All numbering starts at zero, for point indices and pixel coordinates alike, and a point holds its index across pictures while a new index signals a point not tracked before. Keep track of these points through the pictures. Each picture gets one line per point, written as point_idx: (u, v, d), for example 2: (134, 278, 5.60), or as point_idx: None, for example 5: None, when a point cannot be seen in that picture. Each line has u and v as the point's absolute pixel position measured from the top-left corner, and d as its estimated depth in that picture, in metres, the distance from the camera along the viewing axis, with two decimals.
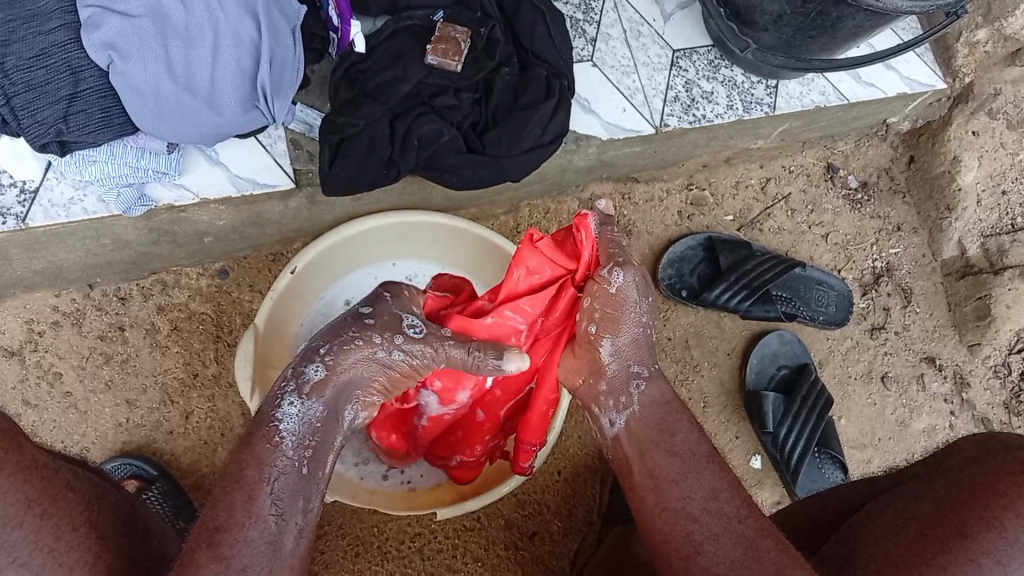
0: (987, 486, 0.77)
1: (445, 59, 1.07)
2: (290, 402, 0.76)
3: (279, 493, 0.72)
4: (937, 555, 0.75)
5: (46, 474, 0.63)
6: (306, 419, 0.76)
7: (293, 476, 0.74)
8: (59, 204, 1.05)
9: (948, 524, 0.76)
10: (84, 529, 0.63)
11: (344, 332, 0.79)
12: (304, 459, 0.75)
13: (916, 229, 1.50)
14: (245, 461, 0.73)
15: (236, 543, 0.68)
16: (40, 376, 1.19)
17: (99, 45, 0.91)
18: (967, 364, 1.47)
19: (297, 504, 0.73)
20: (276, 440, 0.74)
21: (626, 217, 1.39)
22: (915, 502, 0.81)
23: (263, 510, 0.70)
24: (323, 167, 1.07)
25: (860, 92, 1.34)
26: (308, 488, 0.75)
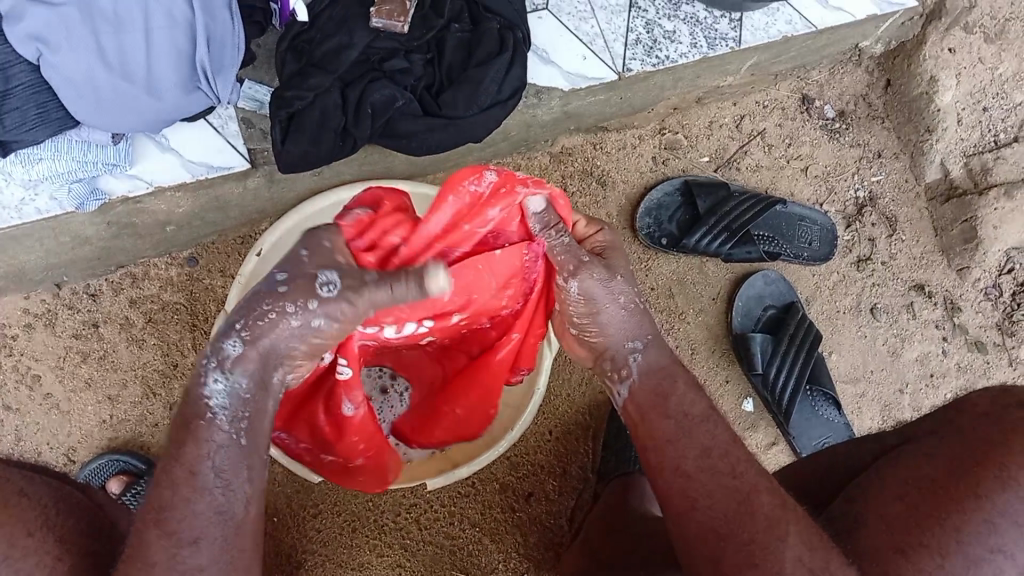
0: (1003, 445, 0.72)
1: (391, 20, 1.03)
2: (215, 379, 0.66)
3: (221, 467, 0.65)
4: (951, 513, 0.70)
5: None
6: (236, 395, 0.66)
7: (232, 449, 0.66)
8: (11, 206, 1.02)
9: (964, 483, 0.71)
10: (39, 534, 0.64)
11: (256, 304, 0.65)
12: (242, 431, 0.67)
13: (897, 154, 1.46)
14: (178, 434, 0.66)
15: (187, 519, 0.63)
16: (19, 380, 1.18)
17: (26, 38, 0.88)
18: (957, 289, 1.45)
19: (245, 474, 0.66)
20: (209, 419, 0.65)
21: (599, 167, 1.36)
22: (926, 459, 0.75)
23: (209, 484, 0.65)
24: (277, 144, 1.05)
25: (828, 18, 1.30)
26: (251, 458, 0.68)
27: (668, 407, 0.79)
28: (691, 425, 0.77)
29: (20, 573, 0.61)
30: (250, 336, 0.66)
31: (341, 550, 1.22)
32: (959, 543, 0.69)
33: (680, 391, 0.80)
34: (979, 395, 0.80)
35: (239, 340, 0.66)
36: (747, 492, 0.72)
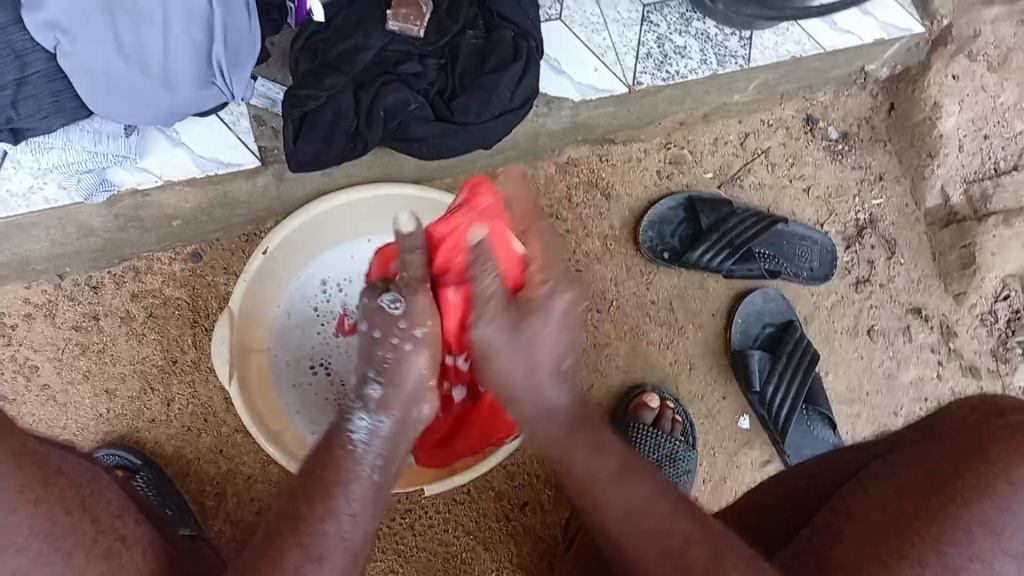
0: (978, 452, 0.73)
1: (407, 24, 1.04)
2: (360, 418, 0.81)
3: (354, 500, 0.74)
4: (930, 524, 0.70)
5: (34, 460, 0.66)
6: (376, 432, 0.81)
7: (369, 486, 0.77)
8: (19, 195, 1.03)
9: (943, 492, 0.72)
10: (78, 513, 0.66)
11: (376, 352, 0.84)
12: (376, 469, 0.79)
13: (898, 178, 1.48)
14: (325, 457, 0.77)
15: (317, 532, 0.69)
16: (16, 370, 1.17)
17: (44, 26, 0.87)
18: (953, 314, 1.46)
19: (370, 508, 0.76)
20: (349, 448, 0.79)
21: (604, 180, 1.37)
22: (907, 469, 0.76)
23: (342, 508, 0.73)
24: (289, 143, 1.05)
25: (836, 41, 1.31)
26: (377, 496, 0.77)
27: (596, 463, 0.79)
28: (615, 485, 0.76)
29: (62, 548, 0.64)
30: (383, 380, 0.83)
31: None
32: (939, 555, 0.68)
33: (607, 442, 0.81)
34: (960, 405, 0.84)
35: (376, 383, 0.83)
36: (682, 546, 0.70)
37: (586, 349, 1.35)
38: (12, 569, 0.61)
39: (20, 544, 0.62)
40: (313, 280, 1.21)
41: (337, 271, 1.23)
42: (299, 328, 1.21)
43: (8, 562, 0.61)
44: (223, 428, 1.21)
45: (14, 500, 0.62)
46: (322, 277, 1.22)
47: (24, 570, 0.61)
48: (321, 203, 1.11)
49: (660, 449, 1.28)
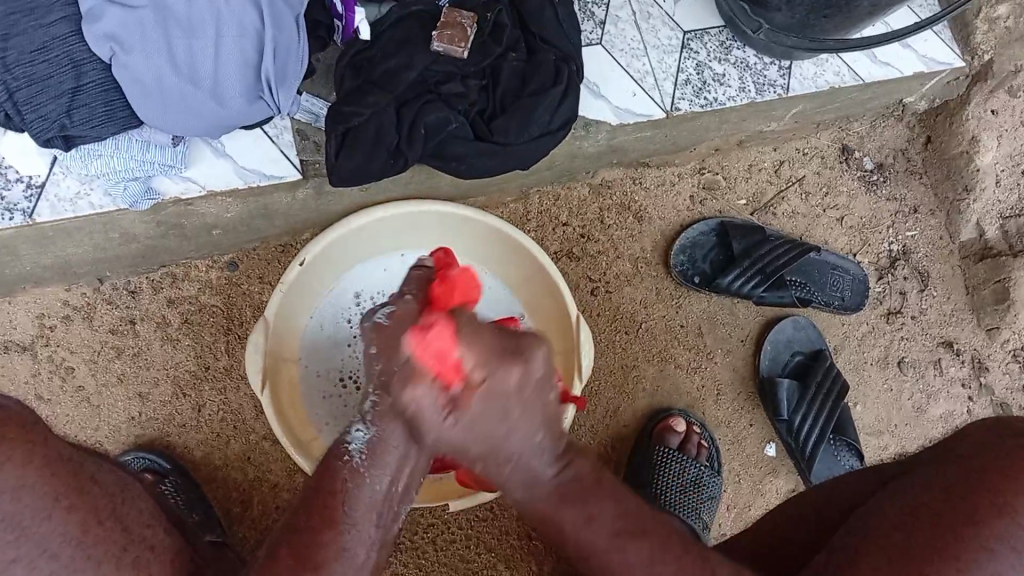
0: (995, 469, 0.78)
1: (450, 45, 1.05)
2: (358, 428, 0.80)
3: (352, 520, 0.76)
4: (950, 539, 0.74)
5: (70, 470, 0.69)
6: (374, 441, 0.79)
7: (371, 499, 0.78)
8: (67, 200, 1.05)
9: (961, 507, 0.76)
10: (108, 522, 0.69)
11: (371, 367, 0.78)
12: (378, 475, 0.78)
13: (933, 211, 1.47)
14: (327, 475, 0.79)
15: (311, 547, 0.72)
16: (52, 371, 1.19)
17: (101, 37, 0.91)
18: (985, 349, 1.45)
19: (372, 523, 0.77)
20: (347, 460, 0.78)
21: (637, 203, 1.37)
22: (924, 489, 0.81)
23: (341, 519, 0.75)
24: (330, 158, 1.07)
25: (875, 72, 1.31)
26: (382, 507, 0.78)
27: (591, 513, 0.78)
28: (611, 539, 0.78)
29: (93, 556, 0.67)
30: (377, 395, 0.77)
31: None
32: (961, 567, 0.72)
33: (597, 505, 0.78)
34: (976, 425, 0.87)
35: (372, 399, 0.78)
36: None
37: (613, 370, 1.35)
38: (47, 572, 0.64)
39: (54, 550, 0.65)
40: (346, 294, 1.22)
41: (370, 285, 1.23)
42: (331, 340, 1.21)
43: (40, 567, 0.64)
44: (251, 435, 1.22)
45: (49, 508, 0.65)
46: (354, 290, 1.23)
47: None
48: (352, 217, 1.12)
49: (685, 474, 1.28)
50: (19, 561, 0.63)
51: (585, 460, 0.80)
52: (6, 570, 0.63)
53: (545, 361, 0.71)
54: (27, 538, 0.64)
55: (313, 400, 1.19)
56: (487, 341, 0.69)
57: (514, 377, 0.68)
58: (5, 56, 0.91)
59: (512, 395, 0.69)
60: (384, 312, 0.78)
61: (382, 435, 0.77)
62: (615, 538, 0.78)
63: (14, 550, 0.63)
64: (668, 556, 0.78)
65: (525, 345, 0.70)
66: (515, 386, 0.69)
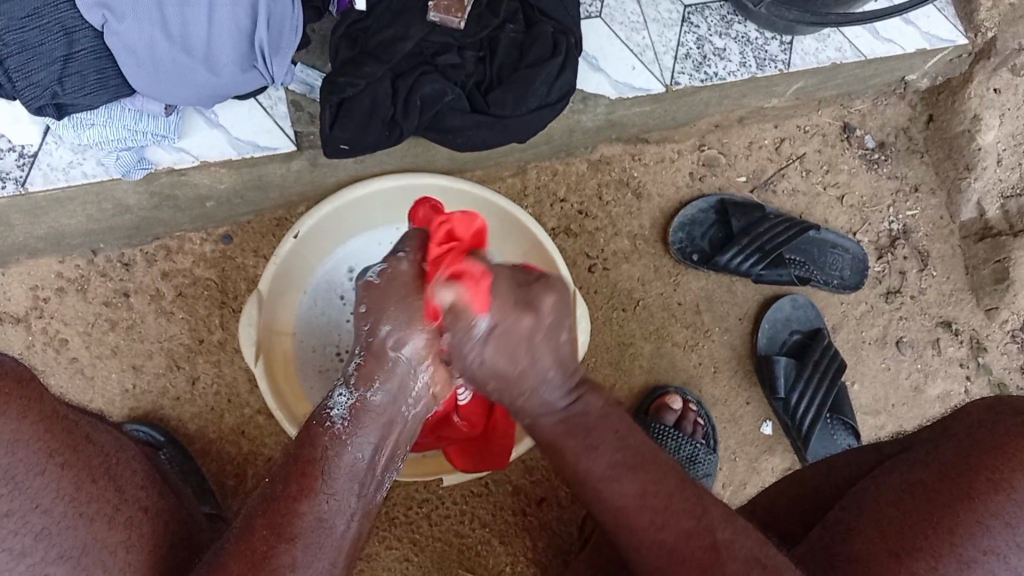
0: (997, 448, 0.77)
1: (447, 15, 1.04)
2: (340, 393, 0.81)
3: (331, 484, 0.75)
4: (944, 518, 0.74)
5: (66, 426, 0.70)
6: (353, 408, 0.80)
7: (350, 467, 0.77)
8: (59, 169, 1.04)
9: (957, 487, 0.76)
10: (102, 480, 0.70)
11: (360, 329, 0.82)
12: (356, 442, 0.78)
13: (934, 190, 1.46)
14: (304, 439, 0.78)
15: (289, 514, 0.72)
16: (46, 342, 1.18)
17: (94, 3, 0.90)
18: (984, 329, 1.44)
19: (350, 487, 0.76)
20: (327, 426, 0.78)
21: (636, 179, 1.36)
22: (921, 466, 0.80)
23: (320, 486, 0.74)
24: (324, 129, 1.05)
25: (878, 49, 1.30)
26: (361, 478, 0.78)
27: (591, 443, 0.79)
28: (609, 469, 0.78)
29: (85, 513, 0.67)
30: (366, 353, 0.81)
31: None
32: (953, 547, 0.72)
33: (601, 438, 0.79)
34: (974, 405, 0.85)
35: (358, 358, 0.81)
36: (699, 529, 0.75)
37: (610, 346, 1.34)
38: (37, 531, 0.63)
39: (46, 505, 0.64)
40: (340, 269, 1.21)
41: (365, 260, 1.22)
42: (326, 314, 1.21)
43: (32, 521, 0.63)
44: (246, 409, 1.22)
45: (43, 462, 0.65)
46: (349, 265, 1.22)
47: (47, 533, 0.64)
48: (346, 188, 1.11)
49: (678, 450, 1.28)
50: (13, 514, 0.63)
51: (596, 396, 0.82)
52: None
53: (555, 306, 0.77)
54: (21, 490, 0.64)
55: (309, 375, 1.19)
56: (503, 288, 0.76)
57: (526, 324, 0.75)
58: None
59: (523, 339, 0.76)
60: (373, 270, 0.83)
61: (367, 395, 0.80)
62: (612, 469, 0.78)
63: (8, 503, 0.62)
64: (659, 496, 0.77)
65: (535, 294, 0.76)
66: (529, 330, 0.76)
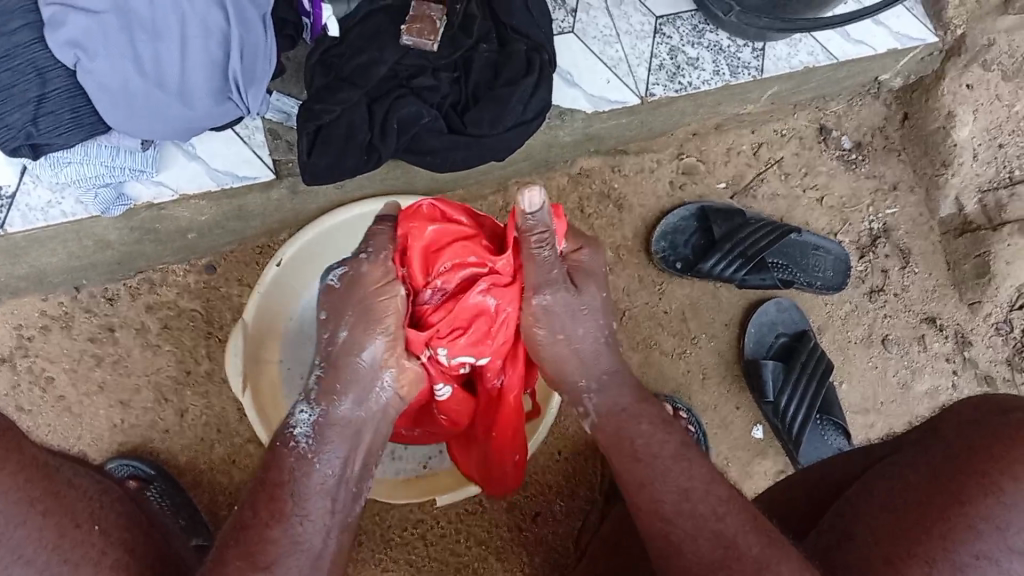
0: (984, 450, 0.77)
1: (421, 38, 1.04)
2: (302, 410, 0.81)
3: (303, 503, 0.76)
4: (936, 524, 0.74)
5: (46, 474, 0.69)
6: (318, 423, 0.80)
7: (318, 483, 0.77)
8: (38, 208, 1.04)
9: (949, 491, 0.76)
10: (87, 525, 0.69)
11: (321, 335, 0.83)
12: (321, 460, 0.78)
13: (912, 188, 1.47)
14: (269, 461, 0.79)
15: (263, 542, 0.72)
16: (33, 381, 1.18)
17: (65, 44, 0.90)
18: (968, 323, 1.45)
19: (322, 505, 0.77)
20: (291, 445, 0.79)
21: (616, 190, 1.36)
22: (912, 471, 0.81)
23: (290, 511, 0.75)
24: (302, 156, 1.06)
25: (849, 51, 1.31)
26: (334, 492, 0.78)
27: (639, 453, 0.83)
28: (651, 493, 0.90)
29: (70, 559, 0.66)
30: (324, 364, 0.82)
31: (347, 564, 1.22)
32: (946, 550, 0.73)
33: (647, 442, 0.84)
34: (962, 404, 0.87)
35: (319, 371, 0.82)
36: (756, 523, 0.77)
37: None
38: None
39: (29, 556, 0.64)
40: None
41: None
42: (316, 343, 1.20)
43: (14, 571, 0.64)
44: (236, 439, 1.21)
45: (26, 512, 0.65)
46: None
47: None
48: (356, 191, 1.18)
49: None
50: None
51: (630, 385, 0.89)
52: None
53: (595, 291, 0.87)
54: (4, 543, 0.64)
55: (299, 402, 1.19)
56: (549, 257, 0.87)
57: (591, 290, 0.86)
58: None
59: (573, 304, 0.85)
60: (337, 272, 0.83)
61: (330, 408, 0.80)
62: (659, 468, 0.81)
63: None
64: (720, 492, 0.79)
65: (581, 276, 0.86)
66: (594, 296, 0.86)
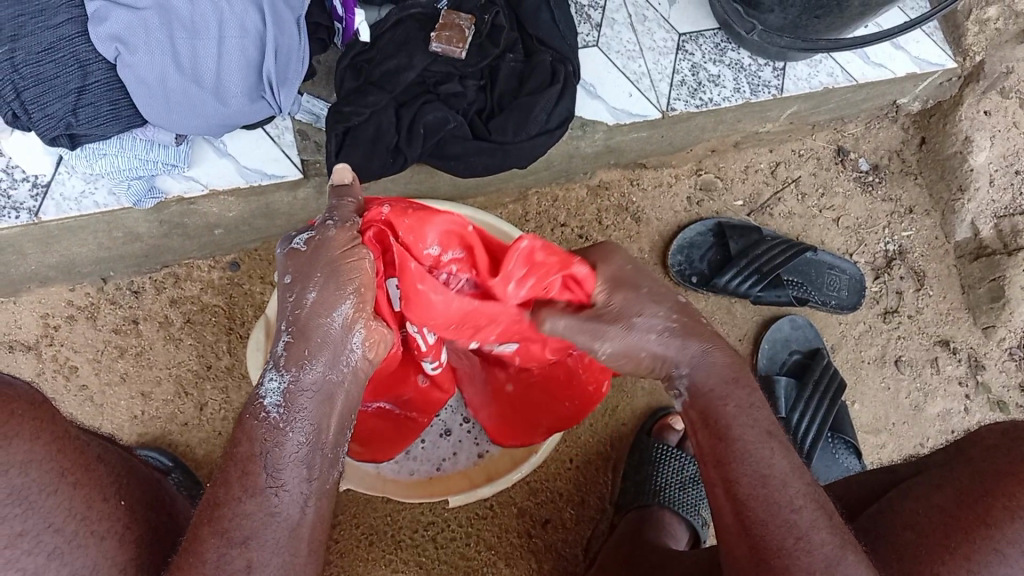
0: (1012, 475, 0.77)
1: (450, 46, 1.07)
2: (270, 379, 0.73)
3: (277, 470, 0.69)
4: (960, 544, 0.75)
5: (78, 447, 0.71)
6: (289, 390, 0.72)
7: (292, 451, 0.70)
8: (72, 198, 1.06)
9: (974, 513, 0.77)
10: (113, 499, 0.71)
11: (286, 300, 0.74)
12: (296, 430, 0.71)
13: (928, 212, 1.48)
14: (239, 434, 0.72)
15: (235, 517, 0.66)
16: (57, 369, 1.20)
17: (107, 38, 0.93)
18: (981, 347, 1.46)
19: (299, 474, 0.70)
20: (263, 418, 0.71)
21: (634, 204, 1.38)
22: (937, 490, 0.81)
23: (264, 484, 0.68)
24: (331, 157, 1.08)
25: (869, 73, 1.33)
26: (311, 460, 0.71)
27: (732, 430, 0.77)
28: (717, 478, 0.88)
29: (97, 531, 0.68)
30: (291, 329, 0.73)
31: (358, 564, 1.23)
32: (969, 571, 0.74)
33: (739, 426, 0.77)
34: (990, 430, 0.85)
35: (285, 337, 0.73)
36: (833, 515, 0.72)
37: None
38: (50, 550, 0.64)
39: (58, 525, 0.65)
40: None
41: None
42: None
43: (45, 540, 0.64)
44: None
45: (55, 481, 0.67)
46: None
47: (58, 552, 0.65)
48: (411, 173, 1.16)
49: (682, 470, 1.29)
50: (26, 534, 0.64)
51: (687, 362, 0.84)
52: (12, 544, 0.62)
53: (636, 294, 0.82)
54: (35, 510, 0.65)
55: None
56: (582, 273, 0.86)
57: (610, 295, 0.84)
58: (14, 56, 0.93)
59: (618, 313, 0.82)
60: (303, 237, 0.76)
61: (300, 374, 0.72)
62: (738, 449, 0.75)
63: (22, 523, 0.64)
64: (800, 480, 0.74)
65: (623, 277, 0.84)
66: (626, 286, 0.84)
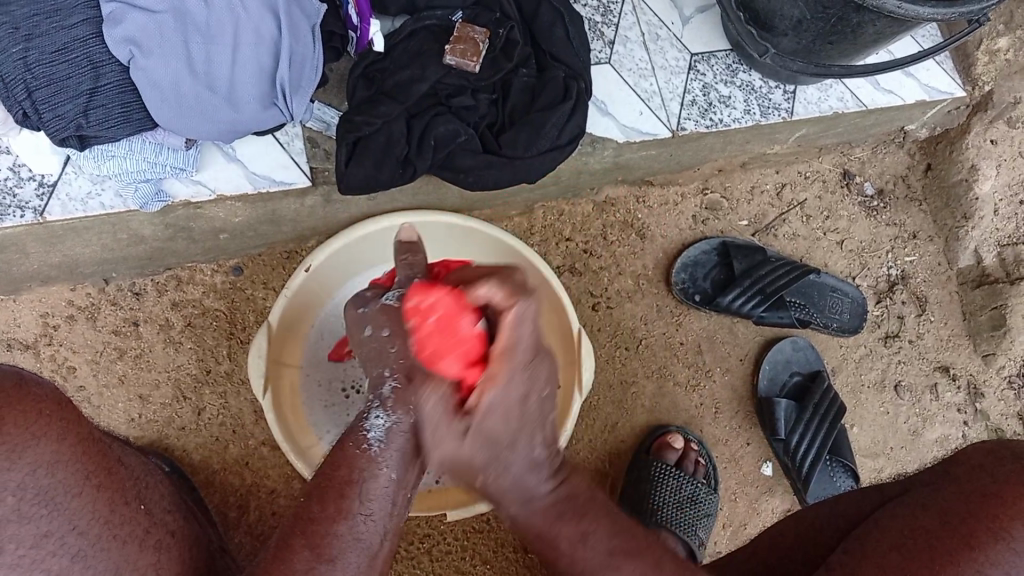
0: (996, 495, 0.78)
1: (463, 59, 1.06)
2: (376, 414, 0.73)
3: (371, 498, 0.70)
4: (945, 566, 0.74)
5: (99, 451, 0.70)
6: (396, 431, 0.72)
7: (388, 486, 0.72)
8: (78, 199, 1.06)
9: (959, 535, 0.76)
10: (133, 503, 0.70)
11: (387, 346, 0.78)
12: (395, 468, 0.72)
13: (931, 238, 1.49)
14: (341, 457, 0.73)
15: (328, 536, 0.67)
16: (54, 370, 1.19)
17: (121, 40, 0.92)
18: (981, 374, 1.47)
19: (388, 508, 0.71)
20: (364, 448, 0.72)
21: (640, 220, 1.38)
22: (922, 511, 0.81)
23: (355, 510, 0.69)
24: (339, 167, 1.08)
25: (878, 99, 1.33)
26: (398, 497, 0.72)
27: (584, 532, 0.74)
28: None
29: (118, 536, 0.67)
30: (399, 371, 0.75)
31: None
32: None
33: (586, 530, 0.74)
34: (974, 448, 0.86)
35: (394, 379, 0.75)
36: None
37: (612, 385, 1.35)
38: (73, 552, 0.63)
39: (83, 527, 0.64)
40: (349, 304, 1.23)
41: None
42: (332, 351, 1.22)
43: (71, 542, 0.63)
44: (251, 440, 1.22)
45: (80, 483, 0.66)
46: None
47: (83, 554, 0.64)
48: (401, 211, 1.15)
49: (681, 490, 1.29)
50: (52, 535, 0.62)
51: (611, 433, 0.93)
52: (37, 543, 0.61)
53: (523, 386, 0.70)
54: (60, 511, 0.64)
55: (314, 409, 1.19)
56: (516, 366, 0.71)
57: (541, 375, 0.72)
58: (26, 56, 0.92)
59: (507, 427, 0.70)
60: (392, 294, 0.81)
61: (407, 418, 0.72)
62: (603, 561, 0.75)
63: (48, 522, 0.62)
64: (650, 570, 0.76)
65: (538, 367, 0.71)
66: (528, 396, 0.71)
